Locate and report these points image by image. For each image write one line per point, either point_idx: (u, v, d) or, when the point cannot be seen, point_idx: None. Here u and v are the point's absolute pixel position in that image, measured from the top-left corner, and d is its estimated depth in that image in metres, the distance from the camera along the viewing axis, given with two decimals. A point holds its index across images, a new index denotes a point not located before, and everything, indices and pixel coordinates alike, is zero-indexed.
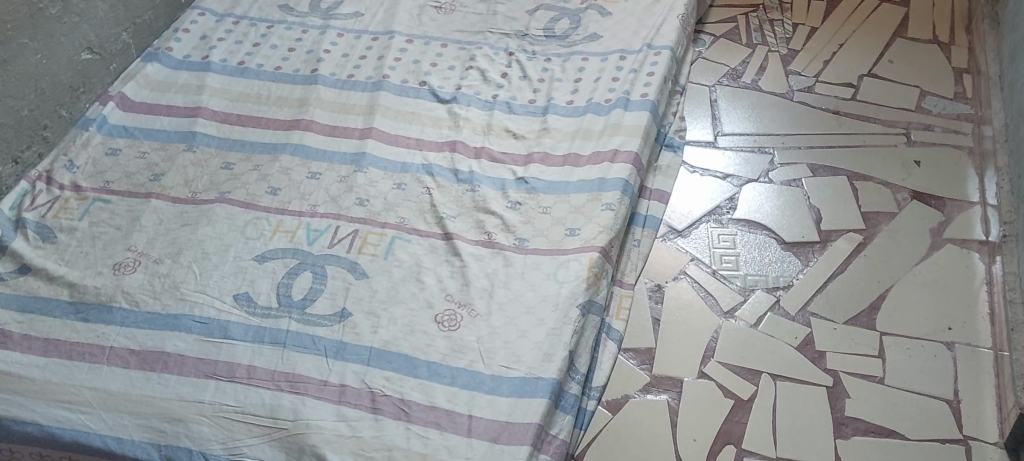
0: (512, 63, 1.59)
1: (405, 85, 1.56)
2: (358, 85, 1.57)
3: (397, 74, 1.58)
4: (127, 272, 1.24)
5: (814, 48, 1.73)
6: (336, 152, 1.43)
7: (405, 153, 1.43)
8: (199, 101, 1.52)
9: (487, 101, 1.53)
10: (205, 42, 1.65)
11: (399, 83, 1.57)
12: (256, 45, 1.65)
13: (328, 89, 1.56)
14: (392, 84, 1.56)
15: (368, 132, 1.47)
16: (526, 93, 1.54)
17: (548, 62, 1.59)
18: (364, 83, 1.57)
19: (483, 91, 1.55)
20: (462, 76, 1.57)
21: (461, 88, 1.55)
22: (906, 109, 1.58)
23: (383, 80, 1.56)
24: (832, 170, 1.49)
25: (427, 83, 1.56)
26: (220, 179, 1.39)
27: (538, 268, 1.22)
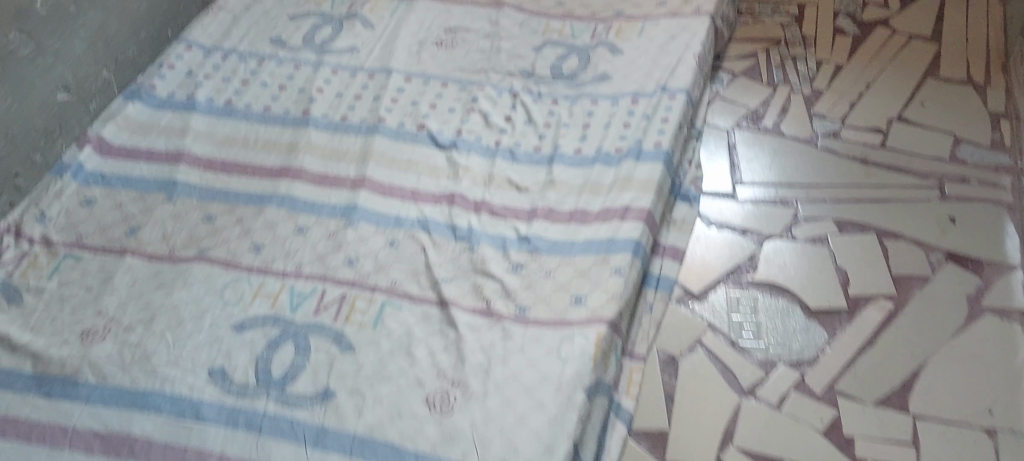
0: (516, 106, 1.51)
1: (402, 129, 1.47)
2: (352, 128, 1.48)
3: (393, 118, 1.49)
4: (95, 342, 1.14)
5: (839, 88, 1.62)
6: (326, 205, 1.34)
7: (399, 206, 1.34)
8: (182, 146, 1.43)
9: (489, 147, 1.44)
10: (192, 80, 1.56)
11: (397, 128, 1.47)
12: (245, 82, 1.56)
13: (320, 133, 1.47)
14: (387, 127, 1.47)
15: (361, 181, 1.37)
16: (530, 138, 1.45)
17: (555, 105, 1.49)
18: (359, 125, 1.48)
19: (485, 138, 1.45)
20: (463, 119, 1.49)
21: (460, 133, 1.46)
22: (940, 158, 1.47)
23: (377, 124, 1.47)
24: (860, 227, 1.38)
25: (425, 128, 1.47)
26: (200, 234, 1.30)
27: (539, 342, 1.11)
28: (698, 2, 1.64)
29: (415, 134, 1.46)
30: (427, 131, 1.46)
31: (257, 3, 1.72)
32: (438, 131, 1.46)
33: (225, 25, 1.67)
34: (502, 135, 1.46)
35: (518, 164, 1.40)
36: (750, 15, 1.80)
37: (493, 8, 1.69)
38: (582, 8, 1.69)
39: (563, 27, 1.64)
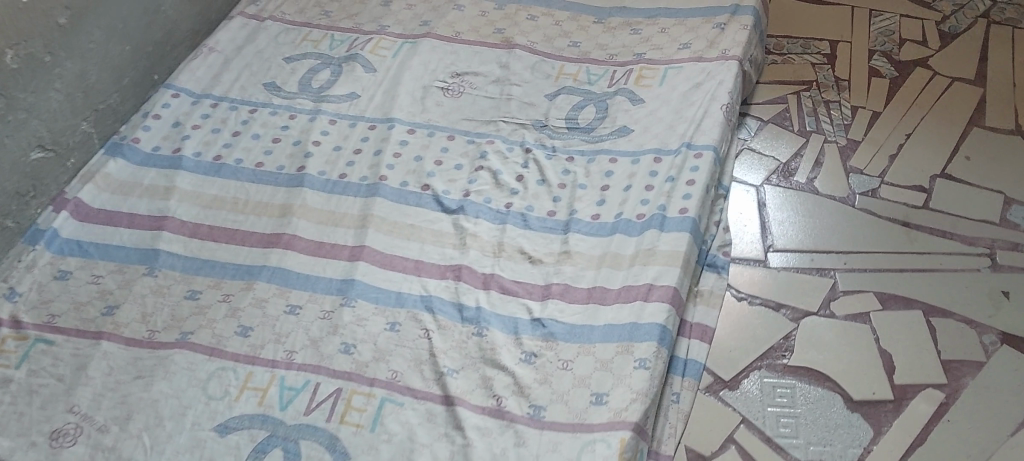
0: (529, 162, 1.39)
1: (404, 189, 1.36)
2: (350, 188, 1.37)
3: (395, 177, 1.38)
4: (66, 445, 1.03)
5: (876, 139, 1.51)
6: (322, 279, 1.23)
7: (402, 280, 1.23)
8: (166, 209, 1.32)
9: (499, 210, 1.33)
10: (179, 131, 1.44)
11: (399, 188, 1.36)
12: (236, 134, 1.44)
13: (314, 195, 1.35)
14: (387, 187, 1.36)
15: (359, 252, 1.26)
16: (542, 202, 1.33)
17: (570, 163, 1.38)
18: (358, 184, 1.37)
19: (496, 199, 1.34)
20: (470, 179, 1.37)
21: (467, 194, 1.34)
22: (988, 222, 1.36)
23: (376, 183, 1.36)
24: (905, 301, 1.26)
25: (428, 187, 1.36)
26: (183, 313, 1.19)
27: (555, 450, 1.01)
28: (723, 45, 1.52)
29: (419, 194, 1.35)
30: (432, 191, 1.35)
31: (249, 42, 1.61)
32: (445, 191, 1.35)
33: (215, 68, 1.56)
34: (513, 198, 1.34)
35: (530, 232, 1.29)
36: (778, 54, 1.68)
37: (503, 49, 1.57)
38: (599, 49, 1.56)
39: (578, 71, 1.52)
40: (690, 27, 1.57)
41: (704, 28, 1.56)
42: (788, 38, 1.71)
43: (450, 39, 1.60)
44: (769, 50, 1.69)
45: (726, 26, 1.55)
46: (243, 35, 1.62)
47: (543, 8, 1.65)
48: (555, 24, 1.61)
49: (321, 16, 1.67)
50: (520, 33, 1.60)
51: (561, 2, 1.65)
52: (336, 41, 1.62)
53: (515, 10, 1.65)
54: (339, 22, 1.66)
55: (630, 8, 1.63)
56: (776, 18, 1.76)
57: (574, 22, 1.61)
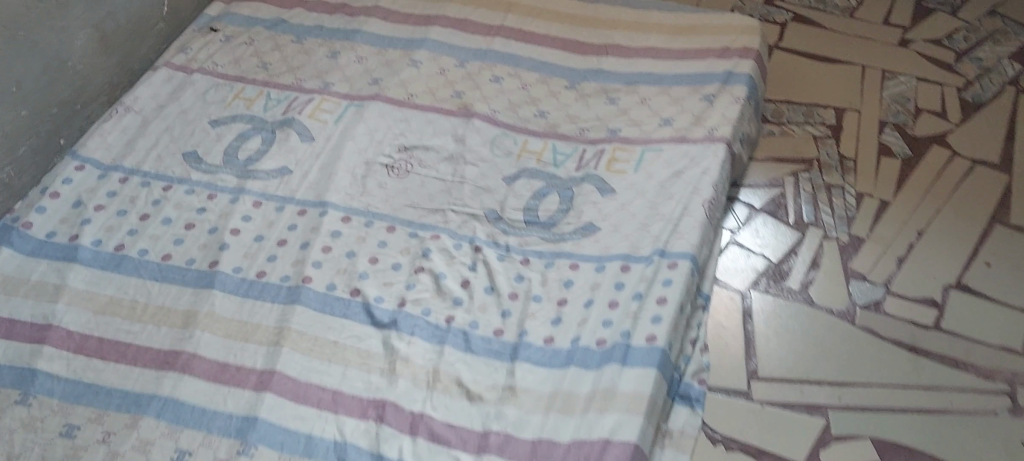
0: (477, 264, 1.20)
1: (329, 293, 1.17)
2: (267, 291, 1.18)
3: (320, 278, 1.19)
4: None
5: (883, 236, 1.31)
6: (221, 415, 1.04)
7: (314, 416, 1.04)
8: (51, 315, 1.15)
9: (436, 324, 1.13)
10: (80, 213, 1.26)
11: (323, 293, 1.17)
12: (144, 218, 1.26)
13: (223, 301, 1.17)
14: (310, 291, 1.17)
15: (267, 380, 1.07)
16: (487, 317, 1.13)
17: (524, 265, 1.19)
18: (278, 285, 1.19)
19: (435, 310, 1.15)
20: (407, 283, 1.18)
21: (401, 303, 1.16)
22: (1010, 349, 1.17)
23: (298, 286, 1.18)
24: (909, 452, 1.07)
25: (358, 292, 1.17)
26: (53, 455, 1.01)
27: None
28: (711, 121, 1.33)
29: (346, 300, 1.16)
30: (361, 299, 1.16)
31: (173, 100, 1.42)
32: (378, 298, 1.16)
33: (130, 133, 1.37)
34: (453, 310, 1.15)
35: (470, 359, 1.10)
36: (775, 123, 1.48)
37: (460, 118, 1.38)
38: (568, 121, 1.37)
39: (543, 149, 1.33)
40: (673, 98, 1.37)
41: (690, 100, 1.37)
42: (787, 103, 1.51)
43: (401, 103, 1.41)
44: (766, 118, 1.49)
45: (714, 98, 1.36)
46: (167, 91, 1.43)
47: (510, 67, 1.45)
48: (521, 88, 1.42)
49: (258, 69, 1.47)
50: (481, 99, 1.41)
51: (529, 61, 1.46)
52: (272, 101, 1.42)
53: (477, 70, 1.45)
54: (278, 76, 1.46)
55: (608, 71, 1.43)
56: (775, 78, 1.56)
57: (543, 87, 1.42)
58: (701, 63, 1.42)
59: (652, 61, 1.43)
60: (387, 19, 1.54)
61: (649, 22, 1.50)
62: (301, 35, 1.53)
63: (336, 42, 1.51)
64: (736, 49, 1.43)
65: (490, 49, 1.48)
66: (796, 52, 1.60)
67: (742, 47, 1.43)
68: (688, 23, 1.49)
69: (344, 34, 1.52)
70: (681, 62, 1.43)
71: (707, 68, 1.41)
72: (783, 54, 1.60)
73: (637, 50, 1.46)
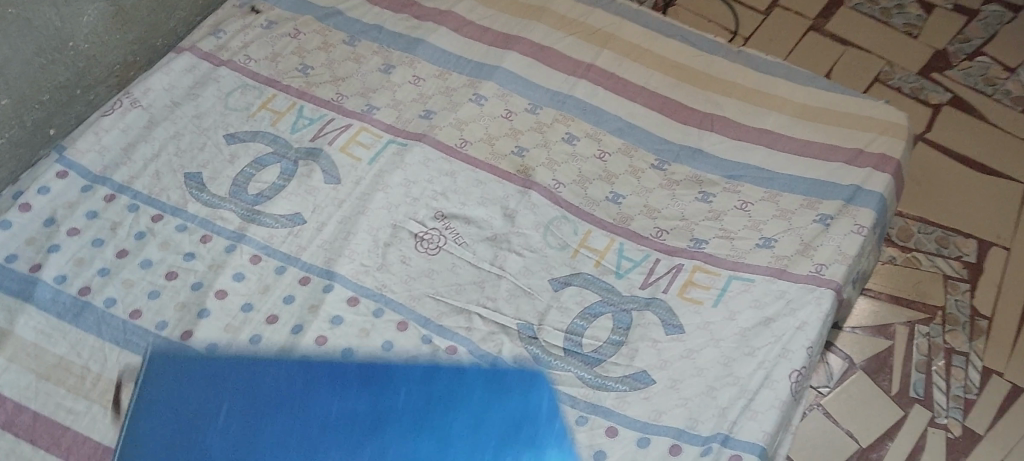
0: (485, 397, 0.96)
1: (303, 402, 0.96)
2: (225, 385, 0.97)
3: (288, 382, 0.97)
4: None
5: (1005, 436, 1.08)
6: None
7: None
8: None
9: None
10: (50, 234, 1.08)
11: (291, 402, 0.96)
12: (121, 255, 1.07)
13: (168, 396, 0.96)
14: (275, 396, 0.96)
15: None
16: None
17: (540, 410, 0.96)
18: (240, 380, 0.98)
19: (423, 455, 0.93)
20: (393, 406, 0.95)
21: (382, 436, 0.94)
22: None
23: (268, 383, 0.97)
24: None
25: (332, 408, 0.95)
26: None
27: None
28: (822, 254, 1.05)
29: (316, 417, 0.95)
30: (333, 420, 0.95)
31: (188, 98, 1.20)
32: (355, 425, 0.95)
33: (132, 134, 1.17)
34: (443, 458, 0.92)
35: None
36: (900, 247, 1.24)
37: (516, 185, 1.14)
38: (646, 214, 1.11)
39: (607, 248, 1.08)
40: (781, 208, 1.10)
41: (801, 216, 1.09)
42: (920, 221, 1.28)
43: (450, 151, 1.17)
44: (890, 238, 1.25)
45: (832, 220, 1.08)
46: (185, 84, 1.22)
47: (590, 125, 1.19)
48: (598, 157, 1.16)
49: (296, 73, 1.25)
50: (547, 162, 1.16)
51: (616, 120, 1.20)
52: (302, 120, 1.20)
53: (551, 120, 1.20)
54: (317, 87, 1.24)
55: (709, 152, 1.16)
56: (912, 185, 1.32)
57: (624, 160, 1.16)
58: (826, 165, 1.13)
59: (766, 152, 1.15)
60: (458, 31, 1.30)
61: (774, 94, 1.21)
62: (354, 36, 1.30)
63: (394, 51, 1.28)
64: (874, 153, 1.14)
65: (572, 93, 1.22)
66: (946, 151, 1.36)
67: (880, 152, 1.14)
68: (820, 103, 1.20)
69: (405, 41, 1.29)
70: (800, 159, 1.14)
71: (832, 175, 1.12)
72: (926, 153, 1.36)
73: (748, 130, 1.18)
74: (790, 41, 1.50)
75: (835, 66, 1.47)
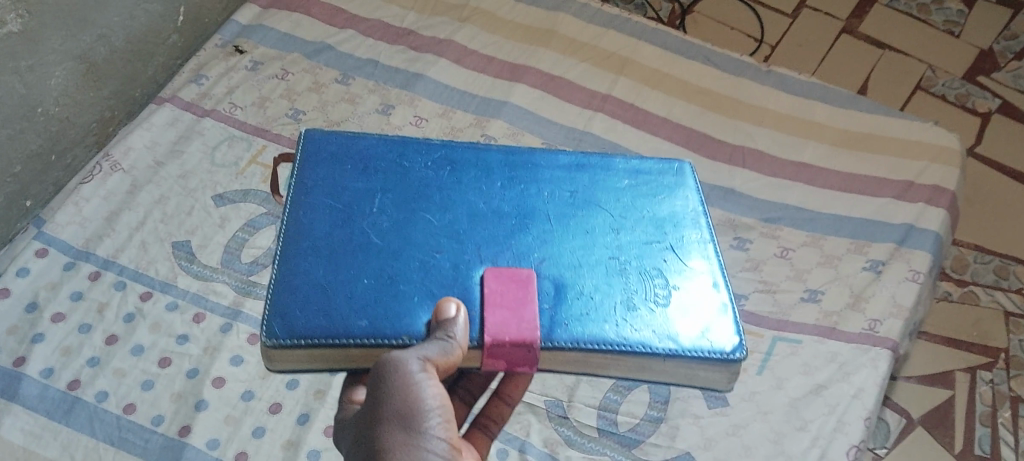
0: (619, 221, 0.76)
1: (397, 247, 0.71)
2: (379, 165, 0.78)
3: (459, 158, 0.79)
4: None
5: None
6: (324, 311, 0.66)
7: (427, 324, 0.66)
8: None
9: (563, 274, 0.71)
10: (34, 321, 0.96)
11: (440, 193, 0.76)
12: (111, 341, 0.96)
13: (333, 170, 0.77)
14: (365, 242, 0.71)
15: (366, 306, 0.67)
16: (626, 293, 0.70)
17: (679, 239, 0.76)
18: (390, 163, 0.78)
19: (561, 263, 0.72)
20: (537, 209, 0.76)
21: (519, 240, 0.73)
22: None
23: (363, 219, 0.73)
24: None
25: (477, 192, 0.76)
26: None
27: None
28: (875, 307, 0.96)
29: (464, 207, 0.75)
30: (482, 215, 0.74)
31: (172, 156, 1.12)
32: (495, 209, 0.75)
33: (113, 201, 1.07)
34: (580, 269, 0.71)
35: (600, 323, 0.68)
36: (956, 281, 1.23)
37: None
38: None
39: None
40: (826, 254, 1.01)
41: (848, 263, 1.00)
42: (976, 250, 1.27)
43: None
44: (947, 270, 1.25)
45: (883, 267, 0.99)
46: (169, 139, 1.13)
47: None
48: None
49: (287, 119, 1.16)
50: None
51: None
52: None
53: None
54: None
55: (743, 191, 1.08)
56: (968, 208, 1.33)
57: None
58: (873, 201, 1.06)
59: (805, 189, 1.08)
60: (460, 62, 1.22)
61: (809, 121, 1.15)
62: (348, 72, 1.21)
63: (391, 88, 1.19)
64: (925, 186, 1.06)
65: (588, 130, 1.14)
66: (998, 167, 1.38)
67: (933, 184, 1.06)
68: (860, 131, 1.14)
69: (404, 76, 1.20)
70: (844, 195, 1.07)
71: (880, 212, 1.05)
72: (979, 167, 1.38)
73: (786, 165, 1.11)
74: (822, 47, 1.52)
75: (874, 70, 1.49)
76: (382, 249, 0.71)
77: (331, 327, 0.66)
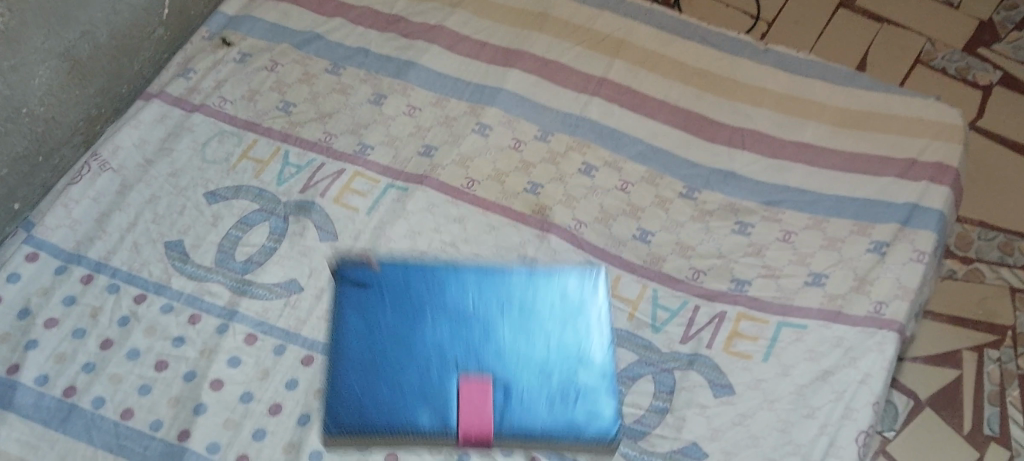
0: (530, 322, 0.92)
1: (378, 364, 0.89)
2: (399, 298, 0.93)
3: (460, 293, 0.93)
4: None
5: None
6: (361, 413, 0.86)
7: (428, 421, 0.85)
8: None
9: (501, 368, 0.89)
10: (27, 328, 0.95)
11: (395, 305, 0.92)
12: (106, 345, 0.94)
13: (362, 318, 0.92)
14: (358, 359, 0.89)
15: (369, 407, 0.86)
16: (548, 388, 0.88)
17: (579, 331, 0.92)
18: (413, 295, 0.93)
19: (496, 366, 0.89)
20: (500, 352, 0.90)
21: (457, 350, 0.90)
22: None
23: (348, 349, 0.90)
24: None
25: (454, 335, 0.91)
26: None
27: None
28: (880, 290, 0.95)
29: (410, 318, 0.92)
30: (422, 320, 0.91)
31: (162, 154, 1.10)
32: (477, 350, 0.90)
33: (104, 202, 1.05)
34: (513, 369, 0.89)
35: (535, 413, 0.86)
36: (960, 259, 1.22)
37: (533, 228, 1.04)
38: (679, 252, 1.01)
39: (640, 295, 0.98)
40: (829, 237, 1.00)
41: (852, 245, 0.99)
42: (980, 226, 1.26)
43: (457, 194, 1.07)
44: (950, 248, 1.23)
45: (888, 248, 0.98)
46: (158, 136, 1.11)
47: (608, 151, 1.10)
48: (621, 188, 1.07)
49: (278, 112, 1.14)
50: (564, 200, 1.06)
51: (635, 144, 1.11)
52: (289, 168, 1.09)
53: (564, 148, 1.11)
54: (302, 126, 1.13)
55: (742, 175, 1.07)
56: (970, 183, 1.32)
57: (649, 189, 1.07)
58: (877, 180, 1.05)
59: (806, 169, 1.07)
60: (453, 49, 1.20)
61: (809, 100, 1.14)
62: (338, 63, 1.19)
63: (384, 77, 1.18)
64: (928, 164, 1.05)
65: (584, 116, 1.13)
66: (999, 139, 1.37)
67: (936, 162, 1.05)
68: (861, 109, 1.13)
69: (395, 66, 1.19)
70: (847, 175, 1.06)
71: (883, 192, 1.03)
72: (981, 140, 1.37)
73: (786, 146, 1.09)
74: (818, 22, 1.50)
75: (871, 44, 1.47)
76: (367, 366, 0.89)
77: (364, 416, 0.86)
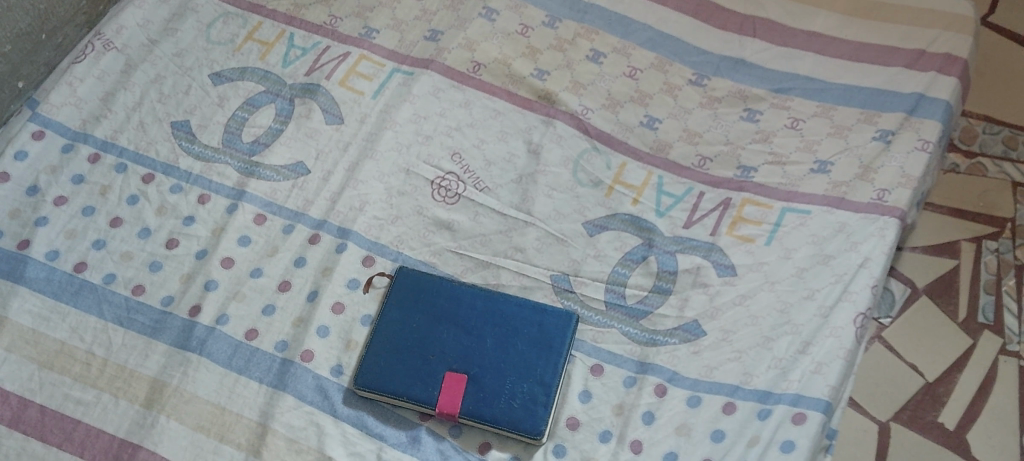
0: (489, 301, 0.89)
1: (413, 340, 0.87)
2: (425, 300, 0.89)
3: (475, 315, 0.88)
4: None
5: None
6: (414, 380, 0.84)
7: (441, 398, 0.83)
8: None
9: (470, 324, 0.87)
10: (35, 205, 0.95)
11: (401, 321, 0.88)
12: (116, 223, 0.95)
13: (402, 311, 0.88)
14: (400, 338, 0.87)
15: (412, 381, 0.84)
16: (517, 351, 0.86)
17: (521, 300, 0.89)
18: (435, 303, 0.89)
19: (479, 365, 0.85)
20: (503, 361, 0.85)
21: (445, 339, 0.86)
22: None
23: (380, 329, 0.88)
24: None
25: (459, 346, 0.86)
26: None
27: None
28: (885, 178, 0.95)
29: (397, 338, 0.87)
30: (405, 344, 0.86)
31: (167, 35, 1.09)
32: (475, 359, 0.85)
33: (108, 81, 1.05)
34: (492, 371, 0.84)
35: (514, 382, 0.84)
36: (964, 153, 1.24)
37: (538, 114, 1.04)
38: (687, 140, 1.03)
39: (645, 183, 0.99)
40: (836, 125, 1.01)
41: (859, 133, 1.00)
42: (984, 121, 1.27)
43: (462, 78, 1.07)
44: (954, 143, 1.25)
45: (893, 136, 0.98)
46: (161, 17, 1.11)
47: (617, 37, 1.11)
48: (629, 75, 1.08)
49: None
50: (571, 85, 1.07)
51: (645, 31, 1.11)
52: (294, 50, 1.09)
53: (572, 35, 1.11)
54: (308, 8, 1.13)
55: (752, 62, 1.08)
56: (977, 77, 1.33)
57: (658, 76, 1.08)
58: (885, 71, 1.05)
59: (815, 59, 1.08)
60: None
61: None
62: None
63: None
64: (936, 54, 1.05)
65: (593, 2, 1.13)
66: (1007, 35, 1.38)
67: (944, 53, 1.05)
68: None
69: None
70: (855, 65, 1.06)
71: (892, 81, 1.04)
72: (991, 35, 1.39)
73: (796, 35, 1.10)
74: None
75: None
76: (409, 346, 0.86)
77: (411, 390, 0.83)
